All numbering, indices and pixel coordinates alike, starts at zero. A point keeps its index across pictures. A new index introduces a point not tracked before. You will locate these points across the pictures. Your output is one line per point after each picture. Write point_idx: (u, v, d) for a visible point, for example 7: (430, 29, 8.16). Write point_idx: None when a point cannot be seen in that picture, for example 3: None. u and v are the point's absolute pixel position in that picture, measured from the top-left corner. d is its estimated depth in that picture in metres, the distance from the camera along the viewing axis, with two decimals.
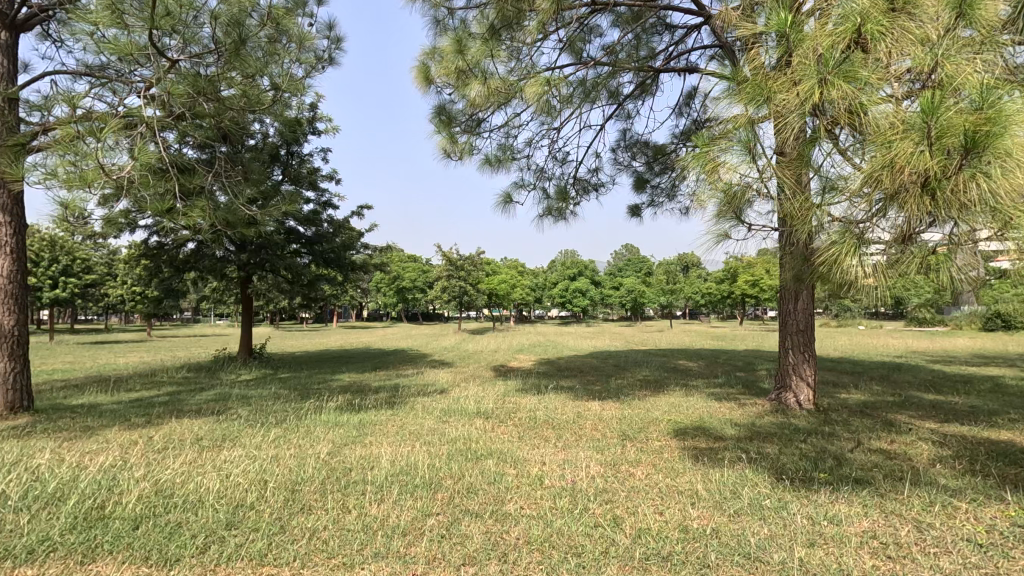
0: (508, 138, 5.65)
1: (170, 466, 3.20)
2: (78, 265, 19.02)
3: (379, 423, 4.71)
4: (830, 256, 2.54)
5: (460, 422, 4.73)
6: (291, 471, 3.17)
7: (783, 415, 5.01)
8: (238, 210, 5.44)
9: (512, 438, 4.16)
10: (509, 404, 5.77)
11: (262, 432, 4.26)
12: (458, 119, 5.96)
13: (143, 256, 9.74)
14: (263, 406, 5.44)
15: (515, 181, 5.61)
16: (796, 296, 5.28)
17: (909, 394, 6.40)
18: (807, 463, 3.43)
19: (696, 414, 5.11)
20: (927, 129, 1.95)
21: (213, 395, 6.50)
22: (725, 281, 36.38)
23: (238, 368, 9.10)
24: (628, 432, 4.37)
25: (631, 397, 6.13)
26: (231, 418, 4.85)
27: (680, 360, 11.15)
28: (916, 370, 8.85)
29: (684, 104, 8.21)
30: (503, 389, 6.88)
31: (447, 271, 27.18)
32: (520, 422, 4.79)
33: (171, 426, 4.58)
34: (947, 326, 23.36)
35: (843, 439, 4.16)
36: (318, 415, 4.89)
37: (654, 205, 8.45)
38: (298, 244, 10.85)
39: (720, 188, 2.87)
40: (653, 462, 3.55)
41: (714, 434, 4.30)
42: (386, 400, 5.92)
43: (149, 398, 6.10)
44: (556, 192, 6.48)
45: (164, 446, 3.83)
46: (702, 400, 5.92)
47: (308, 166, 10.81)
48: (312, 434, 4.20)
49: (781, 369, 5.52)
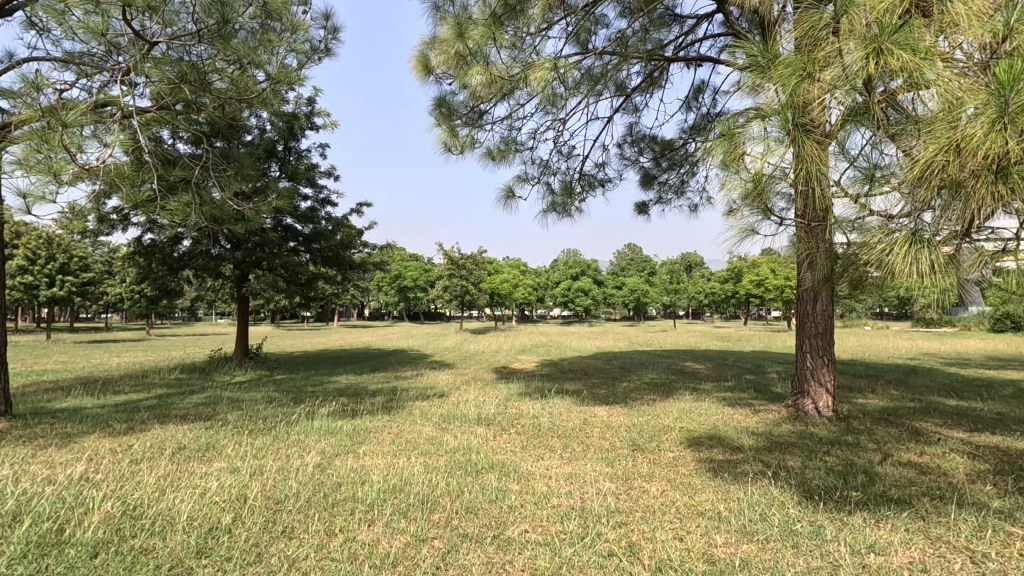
0: (511, 130, 5.38)
1: (144, 480, 2.94)
2: (76, 263, 18.81)
3: (375, 430, 4.46)
4: (881, 253, 2.33)
5: (461, 430, 4.46)
6: (275, 488, 2.91)
7: (801, 423, 4.74)
8: (227, 204, 5.13)
9: (516, 448, 3.91)
10: (511, 409, 5.53)
11: (250, 441, 4.01)
12: (460, 111, 5.70)
13: (136, 254, 9.51)
14: (254, 410, 5.19)
15: (518, 175, 5.36)
16: (814, 297, 5.01)
17: (929, 400, 6.12)
18: (835, 478, 3.16)
19: (710, 422, 4.84)
20: (1005, 104, 1.66)
21: (204, 398, 6.25)
22: (729, 282, 36.07)
23: (233, 369, 8.87)
24: (640, 441, 4.10)
25: (641, 402, 5.86)
26: (219, 424, 4.59)
27: (686, 361, 10.90)
28: (932, 373, 8.56)
29: (693, 97, 7.93)
30: (505, 392, 6.62)
31: (449, 271, 26.98)
32: (525, 429, 4.53)
33: (155, 433, 4.32)
34: (955, 327, 23.06)
35: (869, 450, 3.89)
36: (311, 421, 4.64)
37: (661, 201, 8.20)
38: (296, 242, 10.59)
39: (746, 176, 2.74)
40: (668, 477, 3.28)
41: (731, 444, 4.04)
42: (383, 404, 5.68)
43: (138, 402, 5.86)
44: (561, 188, 6.21)
45: (144, 456, 3.58)
46: (714, 405, 5.65)
47: (306, 162, 10.55)
48: (303, 443, 3.95)
49: (798, 373, 5.25)
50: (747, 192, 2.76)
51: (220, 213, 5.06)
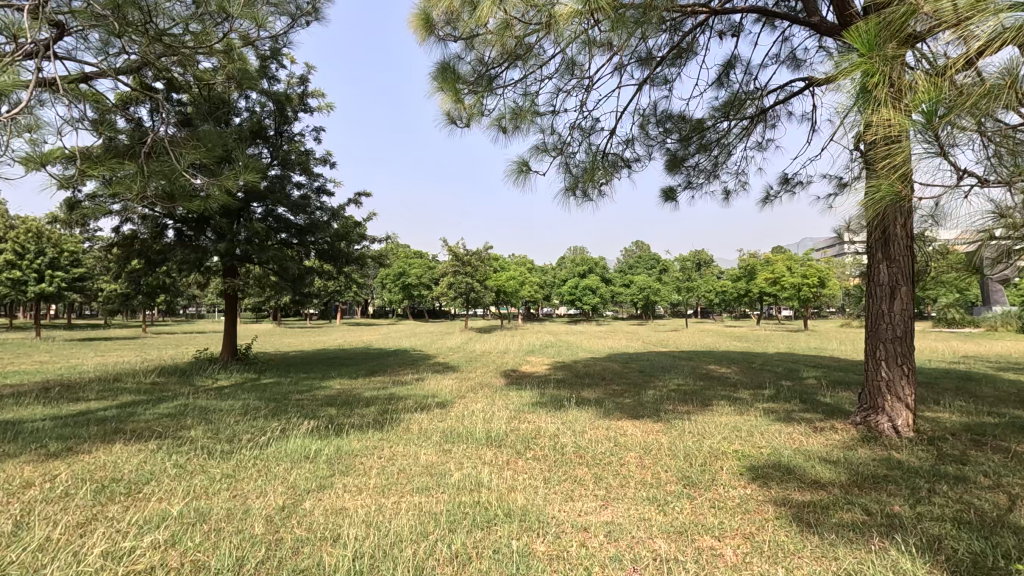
0: (526, 93, 4.56)
1: (31, 538, 2.17)
2: (66, 258, 18.07)
3: (361, 454, 3.65)
4: None
5: (467, 456, 3.63)
6: (206, 554, 2.10)
7: (878, 446, 3.89)
8: (179, 174, 4.35)
9: (536, 483, 3.10)
10: (524, 423, 4.71)
11: (207, 471, 3.22)
12: (467, 76, 4.89)
13: (113, 247, 8.87)
14: (224, 426, 4.39)
15: (535, 145, 4.53)
16: (893, 294, 4.17)
17: (1011, 413, 5.25)
18: (977, 540, 2.31)
19: (765, 443, 4.02)
20: None
21: (173, 407, 5.46)
22: (742, 279, 35.14)
23: (216, 372, 8.10)
24: (691, 475, 3.28)
25: (678, 416, 5.03)
26: (177, 445, 3.81)
27: (710, 364, 10.06)
28: (992, 380, 7.64)
29: (724, 74, 7.09)
30: (515, 402, 5.81)
31: (453, 267, 26.19)
32: (544, 454, 3.70)
33: (94, 458, 3.53)
34: (982, 326, 22.12)
35: (987, 488, 3.05)
36: (285, 442, 3.84)
37: (689, 187, 7.38)
38: (288, 234, 9.81)
39: (901, 107, 1.99)
40: (748, 534, 2.45)
41: (805, 477, 3.22)
42: (375, 416, 4.89)
43: (96, 412, 5.08)
44: (582, 168, 5.43)
45: (60, 498, 2.79)
46: (763, 421, 4.83)
47: (299, 148, 9.78)
48: (270, 475, 3.16)
49: (868, 385, 4.40)
50: (901, 129, 2.00)
51: (168, 183, 4.29)
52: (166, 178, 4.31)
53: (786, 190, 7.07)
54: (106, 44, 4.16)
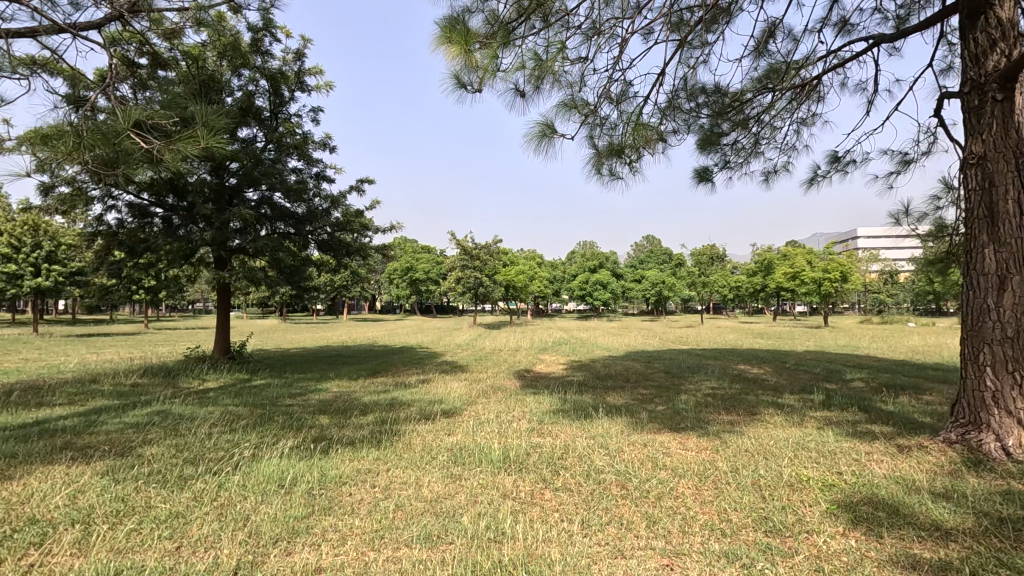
0: (550, 44, 3.80)
1: None
2: (65, 251, 17.54)
3: (350, 482, 2.95)
4: None
5: (483, 486, 2.91)
6: None
7: (993, 474, 3.11)
8: (127, 137, 3.64)
9: (574, 530, 2.36)
10: (544, 437, 4.02)
11: (150, 509, 2.51)
12: (480, 26, 4.12)
13: (96, 236, 8.24)
14: (193, 442, 3.69)
15: (562, 103, 3.81)
16: (1002, 285, 3.39)
17: None
18: None
19: (848, 468, 3.26)
20: None
21: (141, 415, 4.77)
22: (758, 274, 34.25)
23: (205, 373, 7.42)
24: (772, 516, 2.53)
25: (728, 430, 4.27)
26: (127, 468, 3.12)
27: (739, 364, 9.28)
28: None
29: (765, 41, 6.29)
30: (533, 409, 5.11)
31: (462, 262, 25.65)
32: (577, 484, 2.97)
33: (19, 487, 2.83)
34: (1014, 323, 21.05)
35: None
36: (257, 466, 3.14)
37: (726, 168, 6.58)
38: (285, 223, 9.13)
39: None
40: None
41: (924, 523, 2.46)
42: (372, 428, 4.21)
43: (52, 423, 4.40)
44: (609, 140, 4.70)
45: None
46: (829, 436, 4.07)
47: (296, 131, 9.10)
48: (230, 514, 2.46)
49: (967, 395, 3.65)
50: None
51: (113, 150, 3.59)
52: (111, 134, 3.58)
53: (836, 170, 6.29)
54: (74, 4, 3.55)
